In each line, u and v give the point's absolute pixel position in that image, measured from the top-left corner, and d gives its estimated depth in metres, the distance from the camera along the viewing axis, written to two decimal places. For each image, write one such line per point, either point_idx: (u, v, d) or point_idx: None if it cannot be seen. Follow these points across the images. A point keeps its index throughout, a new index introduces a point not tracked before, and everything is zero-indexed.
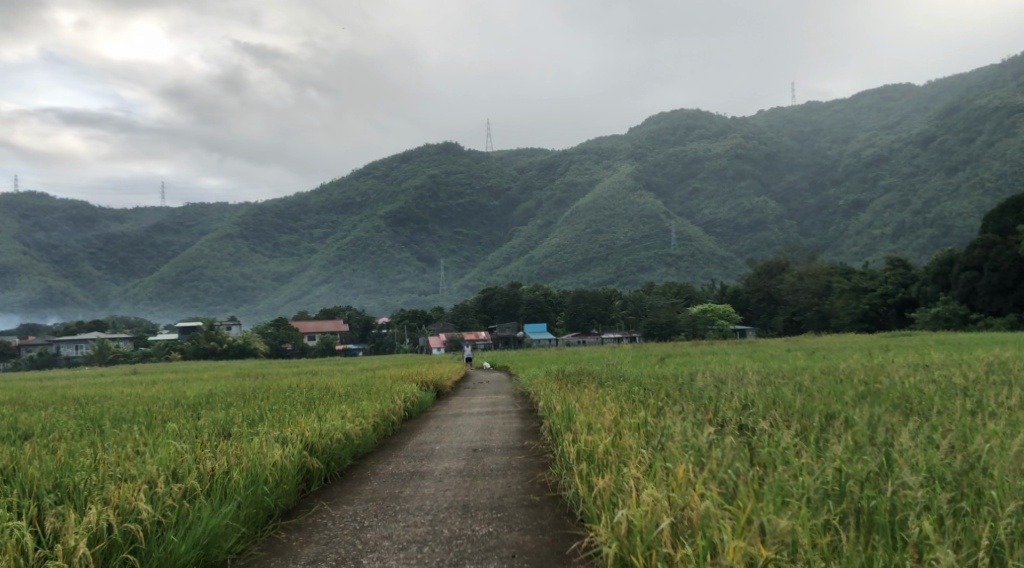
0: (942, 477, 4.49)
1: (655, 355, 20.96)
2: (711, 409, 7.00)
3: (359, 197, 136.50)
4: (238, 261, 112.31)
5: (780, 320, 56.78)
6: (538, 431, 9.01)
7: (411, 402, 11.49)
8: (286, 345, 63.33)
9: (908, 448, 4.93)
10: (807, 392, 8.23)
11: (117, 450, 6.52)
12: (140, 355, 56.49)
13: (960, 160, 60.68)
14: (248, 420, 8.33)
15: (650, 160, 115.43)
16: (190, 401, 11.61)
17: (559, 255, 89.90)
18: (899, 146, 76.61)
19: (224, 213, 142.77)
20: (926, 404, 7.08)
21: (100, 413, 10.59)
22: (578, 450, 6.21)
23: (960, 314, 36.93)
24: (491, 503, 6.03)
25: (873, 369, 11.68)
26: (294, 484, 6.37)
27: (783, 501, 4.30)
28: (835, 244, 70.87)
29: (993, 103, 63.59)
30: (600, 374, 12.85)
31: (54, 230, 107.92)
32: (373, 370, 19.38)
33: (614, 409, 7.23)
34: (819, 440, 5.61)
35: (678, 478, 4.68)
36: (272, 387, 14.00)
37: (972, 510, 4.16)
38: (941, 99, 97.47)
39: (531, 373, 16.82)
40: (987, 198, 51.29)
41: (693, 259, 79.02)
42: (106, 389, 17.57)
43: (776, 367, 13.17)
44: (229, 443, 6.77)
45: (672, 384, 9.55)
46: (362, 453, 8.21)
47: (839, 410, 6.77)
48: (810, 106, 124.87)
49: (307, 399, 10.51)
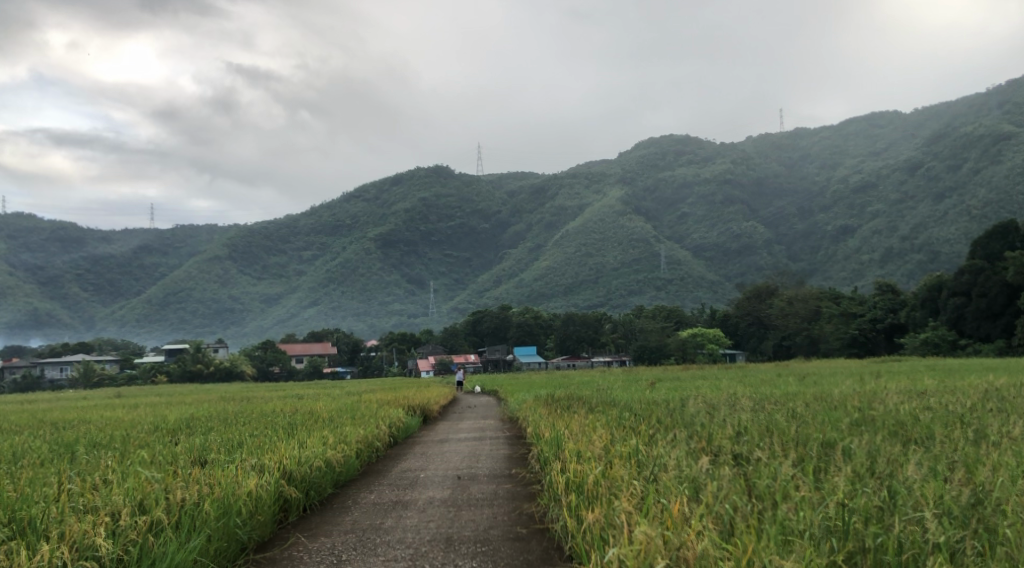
0: (941, 505, 4.33)
1: (643, 379, 20.75)
2: (704, 437, 6.78)
3: (348, 220, 135.89)
4: (226, 283, 111.84)
5: (770, 344, 56.79)
6: (525, 458, 8.75)
7: (397, 428, 11.22)
8: (273, 368, 62.77)
9: (914, 480, 4.72)
10: (801, 420, 8.00)
11: (84, 479, 6.21)
12: (126, 378, 55.62)
13: (946, 187, 61.18)
14: (224, 446, 8.01)
15: (640, 184, 116.08)
16: (172, 427, 11.23)
17: (549, 278, 90.01)
18: (887, 173, 77.21)
19: (212, 234, 141.93)
20: (923, 431, 6.90)
21: (76, 439, 10.27)
22: (566, 479, 5.96)
23: (949, 340, 36.90)
24: (475, 535, 5.76)
25: (867, 395, 11.47)
26: (270, 515, 6.08)
27: (785, 540, 4.07)
28: (823, 268, 71.14)
29: (978, 131, 64.13)
30: (590, 399, 12.61)
31: (41, 252, 107.01)
32: (360, 393, 19.12)
33: (605, 436, 6.99)
34: (820, 470, 5.38)
35: (674, 515, 4.43)
36: (256, 412, 13.64)
37: (971, 542, 4.01)
38: (928, 127, 98.30)
39: (520, 397, 16.65)
40: (974, 224, 51.60)
41: (683, 282, 79.19)
42: (84, 413, 17.14)
43: (769, 392, 12.98)
44: (203, 471, 6.51)
45: (663, 410, 9.30)
46: (344, 481, 7.90)
47: (836, 439, 6.56)
48: (798, 132, 125.60)
49: (289, 424, 10.17)
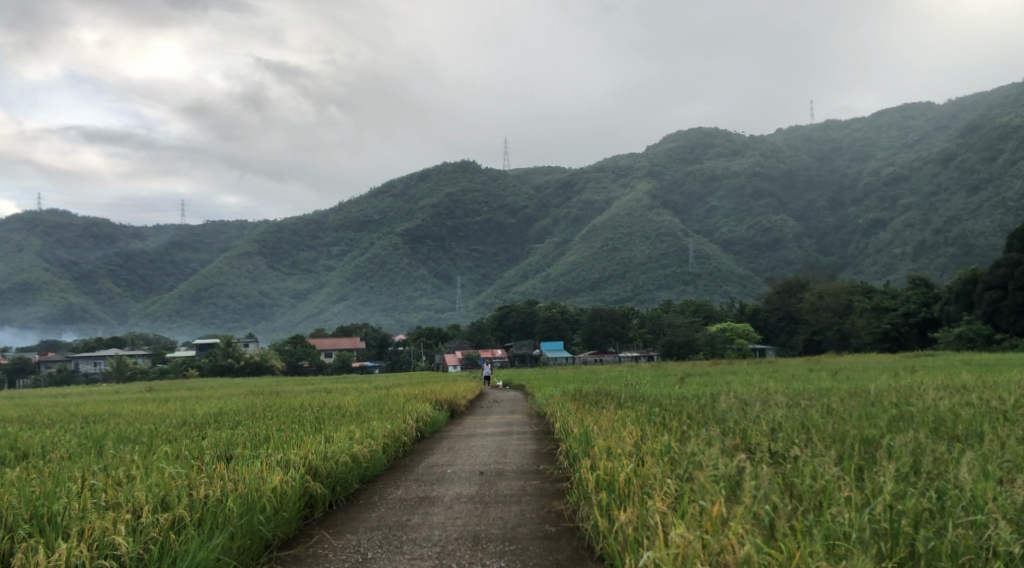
0: (990, 508, 4.09)
1: (673, 375, 20.42)
2: (739, 434, 6.54)
3: (376, 215, 136.44)
4: (255, 278, 112.99)
5: (800, 339, 55.86)
6: (553, 454, 8.63)
7: (424, 422, 11.14)
8: (302, 362, 63.19)
9: (966, 482, 4.46)
10: (837, 416, 7.74)
11: (108, 474, 6.15)
12: (158, 372, 56.38)
13: (981, 178, 59.94)
14: (251, 441, 7.93)
15: (668, 178, 115.29)
16: (200, 421, 11.21)
17: (576, 273, 89.58)
18: (919, 165, 75.86)
19: (242, 231, 143.24)
20: (968, 429, 6.60)
21: (105, 433, 10.33)
22: (596, 477, 5.79)
23: (985, 335, 35.87)
24: (503, 533, 5.60)
25: (904, 391, 11.16)
26: (294, 512, 5.97)
27: (836, 547, 3.85)
28: (855, 262, 69.96)
29: (1014, 121, 62.67)
30: (619, 394, 12.45)
31: (75, 248, 108.72)
32: (389, 388, 19.09)
33: (636, 432, 6.82)
34: (865, 470, 5.11)
35: (709, 515, 4.25)
36: (283, 405, 13.57)
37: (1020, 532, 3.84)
38: (962, 118, 96.30)
39: (547, 392, 16.52)
40: (1010, 217, 50.53)
41: (711, 277, 78.49)
42: (114, 407, 17.26)
43: (801, 388, 12.63)
44: (227, 466, 6.41)
45: (693, 406, 9.06)
46: (370, 476, 7.78)
47: (876, 436, 6.30)
48: (829, 124, 123.62)
49: (316, 418, 10.11)
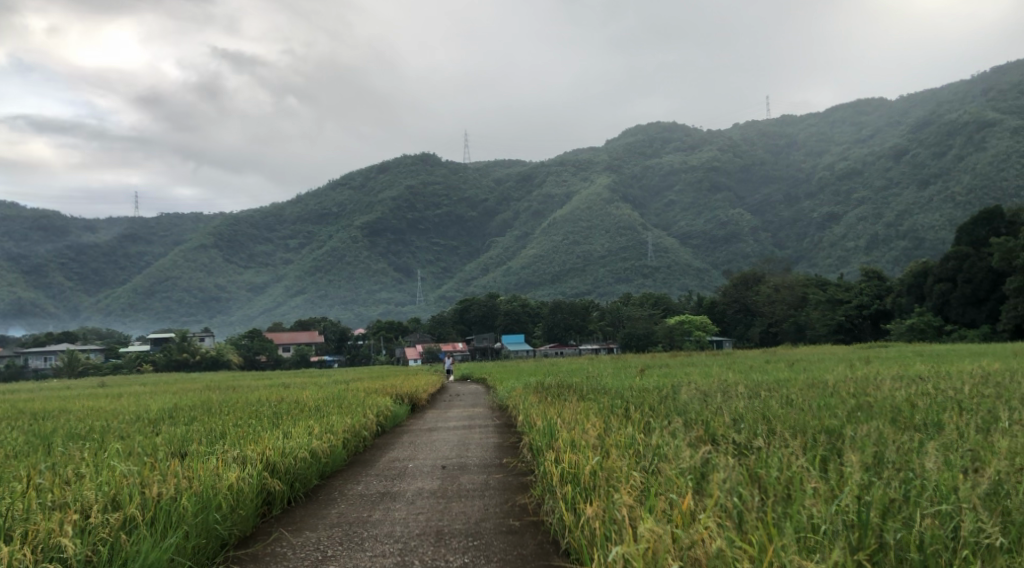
0: (955, 496, 4.11)
1: (632, 366, 20.51)
2: (701, 425, 6.54)
3: (334, 208, 135.21)
4: (211, 272, 111.20)
5: (756, 331, 56.69)
6: (517, 446, 8.56)
7: (385, 416, 10.98)
8: (260, 357, 62.21)
9: (934, 471, 4.47)
10: (797, 406, 7.80)
11: (54, 473, 5.89)
12: (111, 368, 55.12)
13: (931, 173, 61.46)
14: (206, 437, 7.73)
15: (626, 171, 116.15)
16: (154, 417, 10.90)
17: (536, 266, 89.82)
18: (872, 160, 77.48)
19: (197, 224, 140.75)
20: (928, 418, 6.65)
21: (55, 429, 10.00)
22: (561, 471, 5.71)
23: (934, 326, 36.82)
24: (466, 529, 5.50)
25: (860, 381, 11.32)
26: (252, 509, 5.79)
27: (807, 550, 3.80)
28: (809, 255, 71.19)
29: (963, 117, 64.36)
30: (581, 386, 12.43)
31: (23, 240, 105.70)
32: (348, 382, 18.89)
33: (599, 424, 6.75)
34: (830, 461, 5.10)
35: (676, 509, 4.22)
36: (240, 401, 13.24)
37: (986, 522, 3.88)
38: (912, 114, 98.57)
39: (508, 385, 16.55)
40: (958, 211, 51.90)
41: (670, 270, 79.16)
42: (63, 403, 16.70)
43: (761, 380, 12.66)
44: (182, 462, 6.21)
45: (654, 397, 9.06)
46: (330, 472, 7.64)
47: (838, 426, 6.31)
48: (784, 119, 125.60)
49: (274, 413, 9.89)
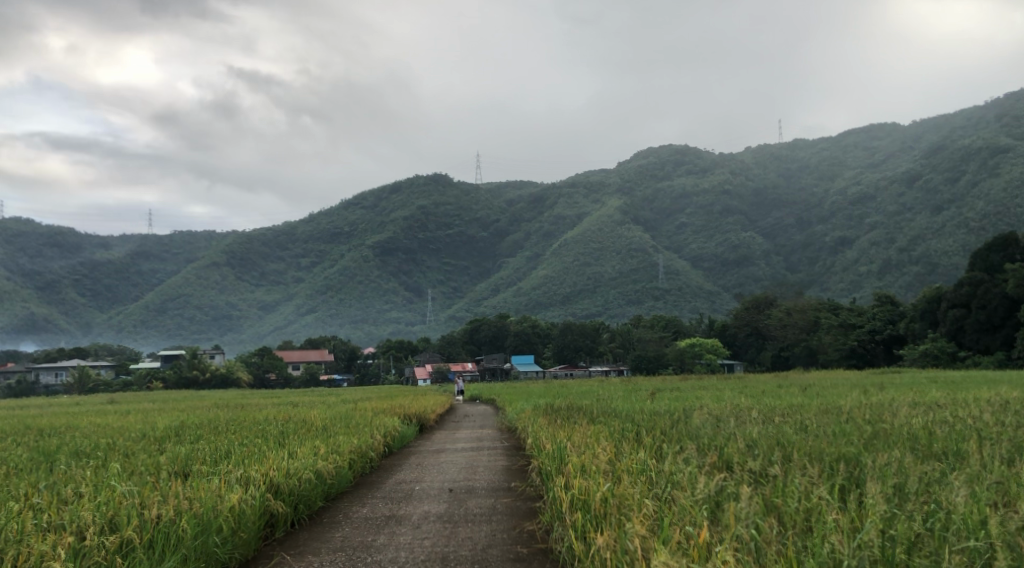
0: (983, 535, 3.94)
1: (643, 390, 20.15)
2: (714, 451, 6.37)
3: (346, 227, 135.54)
4: (223, 290, 111.56)
5: (768, 355, 56.11)
6: (525, 470, 8.38)
7: (392, 437, 10.79)
8: (269, 375, 61.89)
9: (960, 505, 4.30)
10: (812, 433, 7.58)
11: (53, 492, 5.76)
12: (121, 384, 54.89)
13: (944, 199, 61.17)
14: (211, 456, 7.60)
15: (638, 194, 116.06)
16: (159, 435, 10.74)
17: (546, 287, 89.52)
18: (885, 184, 77.14)
19: (210, 241, 141.50)
20: (947, 447, 6.47)
21: (59, 447, 9.89)
22: (572, 497, 5.54)
23: (949, 352, 36.32)
24: (472, 555, 5.33)
25: (874, 408, 11.03)
26: (253, 531, 5.63)
27: None
28: (821, 279, 70.74)
29: (976, 143, 64.13)
30: (590, 408, 12.18)
31: (38, 256, 106.29)
32: (355, 401, 18.72)
33: (609, 449, 6.58)
34: (847, 491, 4.92)
35: (693, 542, 4.05)
36: (246, 420, 13.04)
37: (1016, 563, 3.72)
38: (925, 139, 98.33)
39: (516, 407, 16.37)
40: (972, 237, 51.57)
41: (681, 293, 78.74)
42: (70, 420, 16.46)
43: (774, 404, 12.38)
44: (184, 483, 6.08)
45: (666, 422, 8.87)
46: (333, 494, 7.47)
47: (855, 455, 6.12)
48: (797, 143, 125.41)
49: (280, 433, 9.73)
